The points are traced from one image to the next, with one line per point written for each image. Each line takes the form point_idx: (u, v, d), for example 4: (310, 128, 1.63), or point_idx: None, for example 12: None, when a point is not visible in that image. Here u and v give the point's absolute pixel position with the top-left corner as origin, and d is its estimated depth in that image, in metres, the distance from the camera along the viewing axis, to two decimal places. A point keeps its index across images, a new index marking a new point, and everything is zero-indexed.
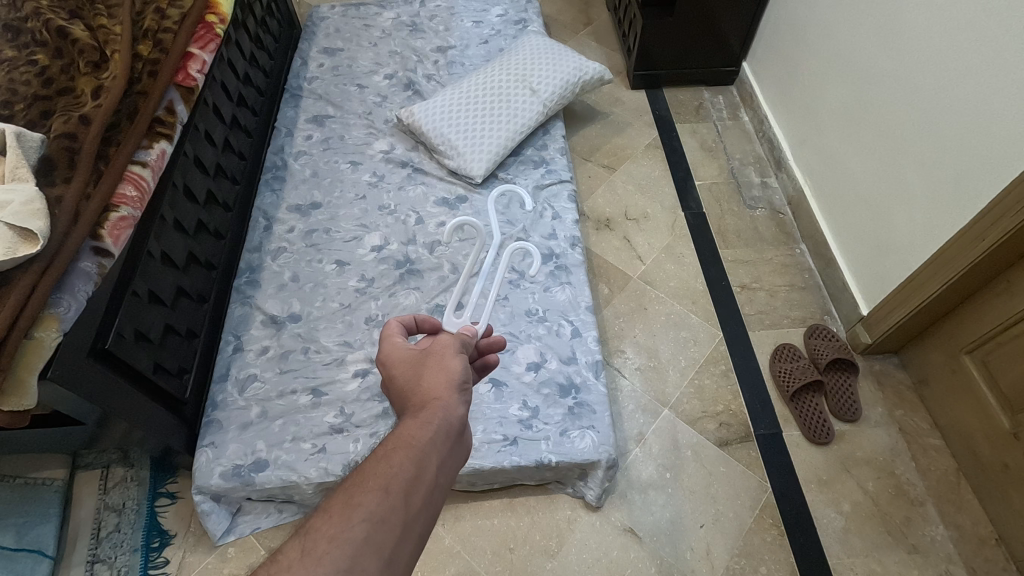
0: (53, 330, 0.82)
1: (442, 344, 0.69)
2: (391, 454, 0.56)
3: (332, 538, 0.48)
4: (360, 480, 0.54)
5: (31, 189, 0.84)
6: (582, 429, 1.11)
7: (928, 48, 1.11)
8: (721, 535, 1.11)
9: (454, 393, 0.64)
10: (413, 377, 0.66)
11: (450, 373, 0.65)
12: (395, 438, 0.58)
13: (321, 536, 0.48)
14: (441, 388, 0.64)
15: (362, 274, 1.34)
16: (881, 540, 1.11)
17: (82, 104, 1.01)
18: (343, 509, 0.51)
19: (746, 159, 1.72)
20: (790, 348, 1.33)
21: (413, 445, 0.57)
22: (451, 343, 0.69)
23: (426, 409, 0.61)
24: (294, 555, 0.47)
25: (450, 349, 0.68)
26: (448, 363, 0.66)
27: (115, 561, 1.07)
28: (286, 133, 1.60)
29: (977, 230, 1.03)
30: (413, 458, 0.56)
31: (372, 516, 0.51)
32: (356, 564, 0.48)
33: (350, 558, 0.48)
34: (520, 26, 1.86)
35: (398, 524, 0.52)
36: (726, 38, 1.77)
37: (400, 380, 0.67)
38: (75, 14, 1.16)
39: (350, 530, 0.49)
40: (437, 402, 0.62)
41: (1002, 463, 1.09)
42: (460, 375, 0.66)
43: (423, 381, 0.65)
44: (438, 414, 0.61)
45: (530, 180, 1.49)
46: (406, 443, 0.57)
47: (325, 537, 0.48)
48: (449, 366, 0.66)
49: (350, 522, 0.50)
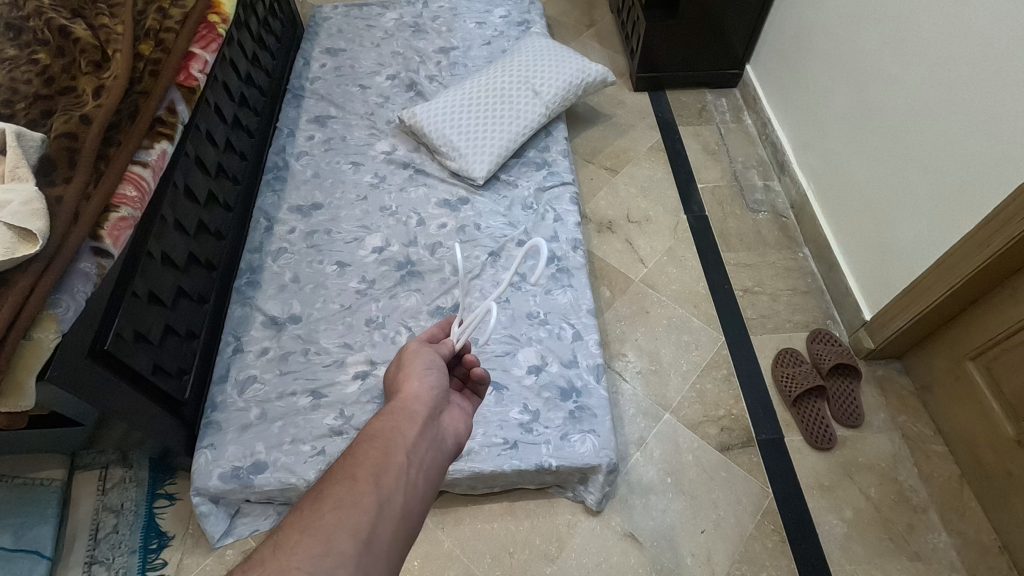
0: (52, 331, 0.81)
1: (406, 347, 0.74)
2: (358, 449, 0.58)
3: (304, 529, 0.49)
4: (331, 477, 0.55)
5: (30, 189, 0.83)
6: (583, 433, 1.11)
7: (933, 52, 1.10)
8: (722, 540, 1.11)
9: (416, 381, 0.69)
10: (388, 382, 0.73)
11: (411, 369, 0.70)
12: (363, 434, 0.61)
13: (292, 529, 0.49)
14: (403, 383, 0.68)
15: (363, 276, 1.33)
16: (884, 547, 1.10)
17: (83, 103, 1.01)
18: (313, 505, 0.52)
19: (750, 162, 1.71)
20: (794, 352, 1.33)
21: (378, 436, 0.60)
22: (415, 342, 0.75)
23: (390, 405, 0.65)
24: (267, 551, 0.47)
25: (414, 348, 0.74)
26: (407, 359, 0.72)
27: (113, 563, 1.07)
28: (288, 133, 1.60)
29: (982, 236, 1.02)
30: (380, 446, 0.58)
31: (341, 502, 0.52)
32: (330, 548, 0.48)
33: (323, 543, 0.48)
34: (523, 27, 1.86)
35: (371, 506, 0.52)
36: (729, 41, 1.77)
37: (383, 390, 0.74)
38: (78, 13, 1.15)
39: (319, 518, 0.50)
40: (400, 397, 0.66)
41: (1006, 470, 1.08)
42: (421, 366, 0.71)
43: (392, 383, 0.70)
44: (401, 406, 0.64)
45: (532, 182, 1.49)
46: (372, 435, 0.60)
47: (297, 530, 0.49)
48: (410, 364, 0.71)
49: (320, 512, 0.51)
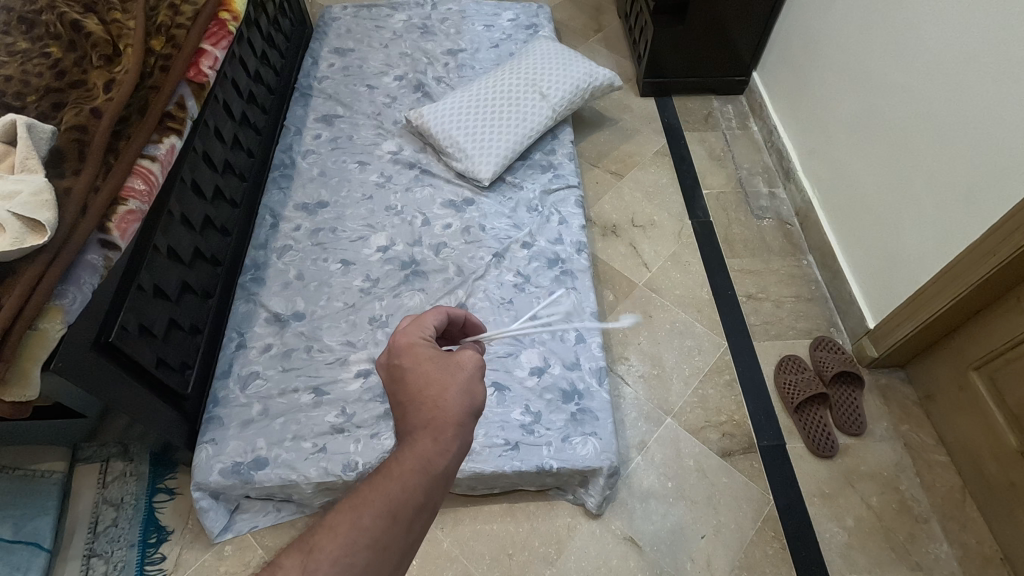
0: (58, 322, 0.81)
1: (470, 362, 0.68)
2: (407, 477, 0.57)
3: (334, 561, 0.52)
4: (371, 499, 0.56)
5: (40, 180, 0.84)
6: (585, 435, 1.11)
7: (939, 62, 1.11)
8: (723, 546, 1.10)
9: (471, 419, 0.65)
10: (435, 386, 0.65)
11: (474, 397, 0.66)
12: (409, 457, 0.59)
13: (323, 559, 0.51)
14: (461, 411, 0.64)
15: (368, 274, 1.33)
16: (885, 557, 1.09)
17: (93, 96, 1.02)
18: (349, 531, 0.53)
19: (755, 169, 1.72)
20: (796, 359, 1.32)
21: (429, 470, 0.59)
22: (479, 361, 0.68)
23: (444, 433, 0.62)
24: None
25: (478, 369, 0.68)
26: (473, 386, 0.66)
27: (112, 557, 1.07)
28: (295, 132, 1.60)
29: (987, 246, 1.02)
30: (425, 485, 0.58)
31: (376, 543, 0.54)
32: None
33: None
34: (531, 31, 1.87)
35: (398, 550, 0.55)
36: (736, 48, 1.77)
37: (416, 380, 0.66)
38: (90, 8, 1.16)
39: (351, 555, 0.53)
40: (455, 428, 0.62)
41: (1009, 481, 1.08)
42: (479, 402, 0.66)
43: (446, 394, 0.64)
44: (454, 440, 0.62)
45: (537, 184, 1.49)
46: (422, 467, 0.59)
47: (327, 560, 0.51)
48: (474, 391, 0.66)
49: (354, 547, 0.53)
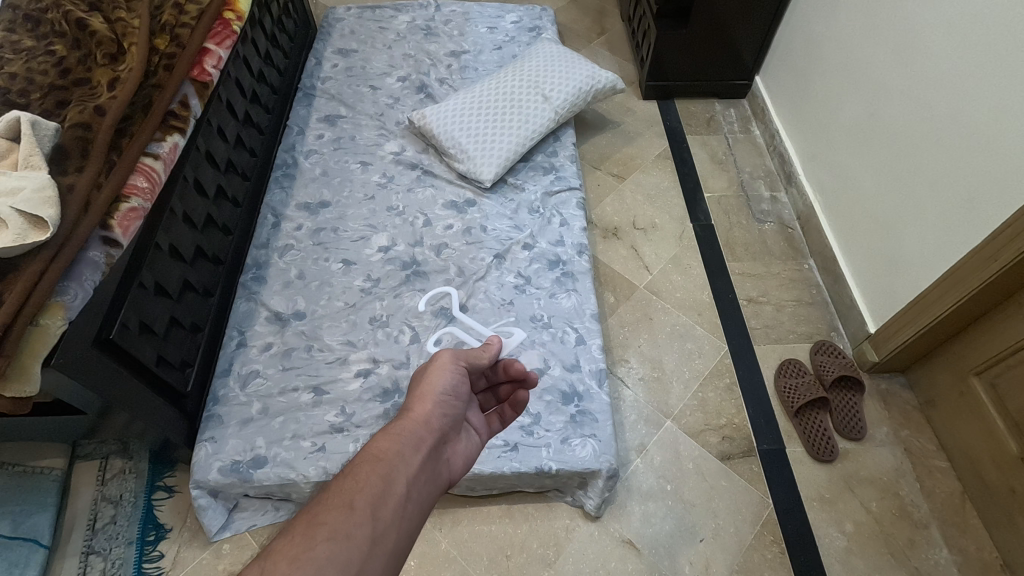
0: (60, 318, 0.81)
1: (440, 357, 0.77)
2: (359, 472, 0.62)
3: (294, 558, 0.52)
4: (329, 500, 0.59)
5: (44, 176, 0.85)
6: (584, 437, 1.11)
7: (940, 67, 1.11)
8: (721, 550, 1.10)
9: (431, 405, 0.72)
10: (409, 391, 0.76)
11: (433, 382, 0.74)
12: (366, 453, 0.65)
13: (283, 557, 0.52)
14: (423, 401, 0.72)
15: (369, 274, 1.34)
16: (884, 562, 1.09)
17: (98, 94, 1.02)
18: (306, 531, 0.55)
19: (757, 173, 1.72)
20: (796, 364, 1.32)
21: (382, 459, 0.64)
22: (449, 355, 0.77)
23: (403, 422, 0.69)
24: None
25: (448, 362, 0.76)
26: (431, 377, 0.75)
27: (110, 553, 1.06)
28: (298, 132, 1.61)
29: (988, 252, 1.02)
30: (380, 473, 0.62)
31: (336, 535, 0.56)
32: None
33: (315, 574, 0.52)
34: (534, 33, 1.88)
35: (363, 540, 0.57)
36: (738, 50, 1.77)
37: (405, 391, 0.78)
38: (95, 6, 1.17)
39: (311, 550, 0.53)
40: (416, 415, 0.70)
41: (1009, 487, 1.07)
42: (441, 388, 0.74)
43: (415, 392, 0.74)
44: (409, 427, 0.69)
45: (539, 186, 1.49)
46: (376, 457, 0.64)
47: (285, 558, 0.52)
48: (433, 379, 0.75)
49: (312, 542, 0.54)
